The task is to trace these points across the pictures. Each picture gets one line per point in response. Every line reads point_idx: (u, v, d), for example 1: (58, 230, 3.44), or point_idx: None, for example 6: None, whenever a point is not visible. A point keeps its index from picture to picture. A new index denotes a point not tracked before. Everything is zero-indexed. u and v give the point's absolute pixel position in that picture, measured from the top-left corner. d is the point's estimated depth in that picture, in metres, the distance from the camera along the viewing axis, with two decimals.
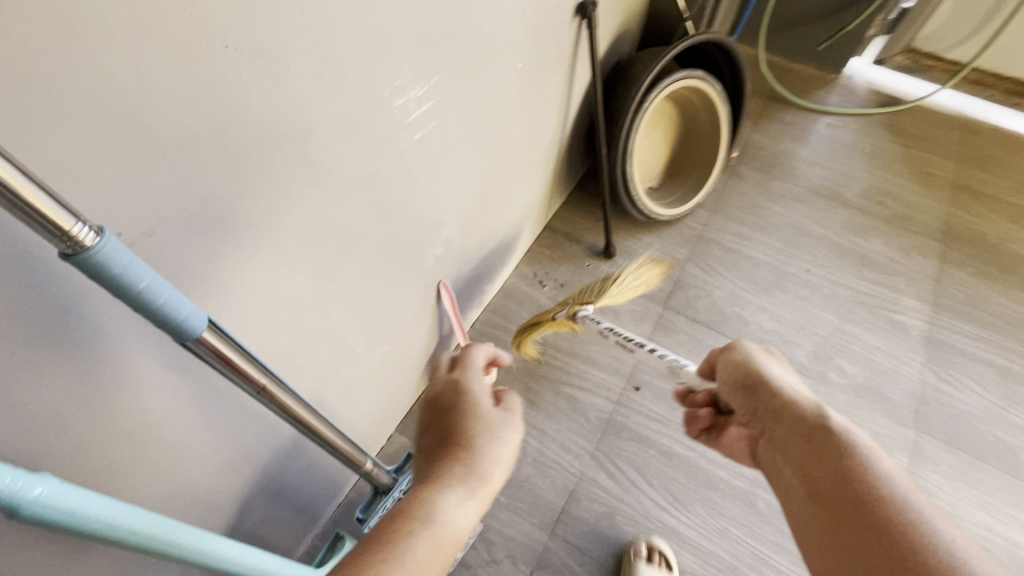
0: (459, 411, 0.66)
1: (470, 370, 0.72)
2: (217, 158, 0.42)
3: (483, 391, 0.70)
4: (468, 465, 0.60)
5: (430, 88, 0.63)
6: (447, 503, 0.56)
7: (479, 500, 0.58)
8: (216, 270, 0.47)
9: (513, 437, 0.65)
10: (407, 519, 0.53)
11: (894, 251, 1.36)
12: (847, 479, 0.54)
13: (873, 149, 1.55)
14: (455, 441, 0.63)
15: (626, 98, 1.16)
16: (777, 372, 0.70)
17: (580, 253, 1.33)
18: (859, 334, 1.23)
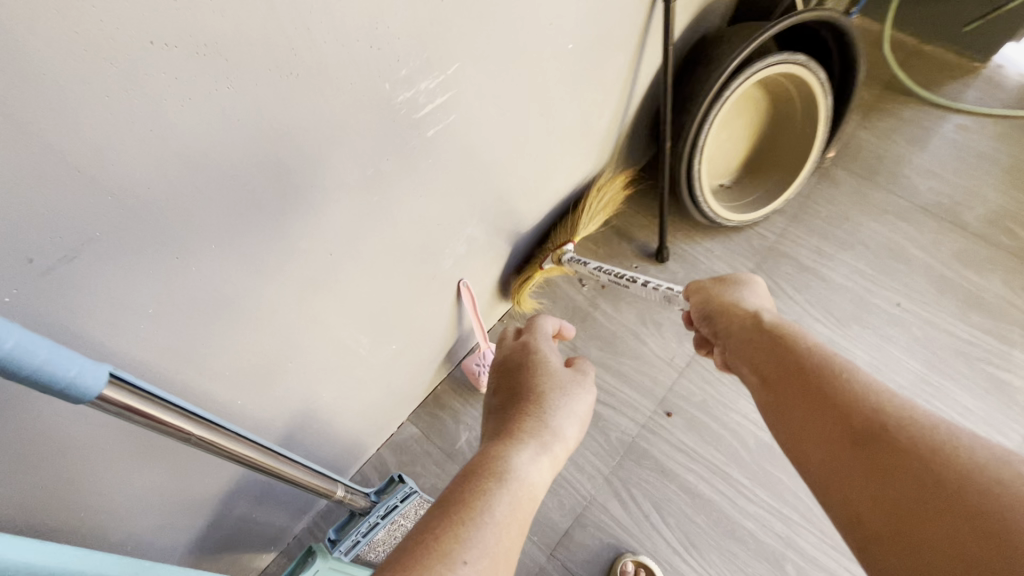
0: (530, 370, 0.63)
1: (539, 333, 0.69)
2: (156, 177, 0.36)
3: (551, 351, 0.67)
4: (540, 419, 0.56)
5: (448, 78, 0.54)
6: (522, 456, 0.51)
7: (554, 459, 0.53)
8: (168, 291, 0.43)
9: (587, 397, 0.61)
10: (481, 476, 0.47)
11: (1015, 293, 1.12)
12: (794, 368, 0.56)
13: (1012, 163, 1.27)
14: (527, 400, 0.59)
15: (705, 84, 0.99)
16: (732, 293, 0.72)
17: (628, 252, 1.21)
18: (948, 390, 1.04)
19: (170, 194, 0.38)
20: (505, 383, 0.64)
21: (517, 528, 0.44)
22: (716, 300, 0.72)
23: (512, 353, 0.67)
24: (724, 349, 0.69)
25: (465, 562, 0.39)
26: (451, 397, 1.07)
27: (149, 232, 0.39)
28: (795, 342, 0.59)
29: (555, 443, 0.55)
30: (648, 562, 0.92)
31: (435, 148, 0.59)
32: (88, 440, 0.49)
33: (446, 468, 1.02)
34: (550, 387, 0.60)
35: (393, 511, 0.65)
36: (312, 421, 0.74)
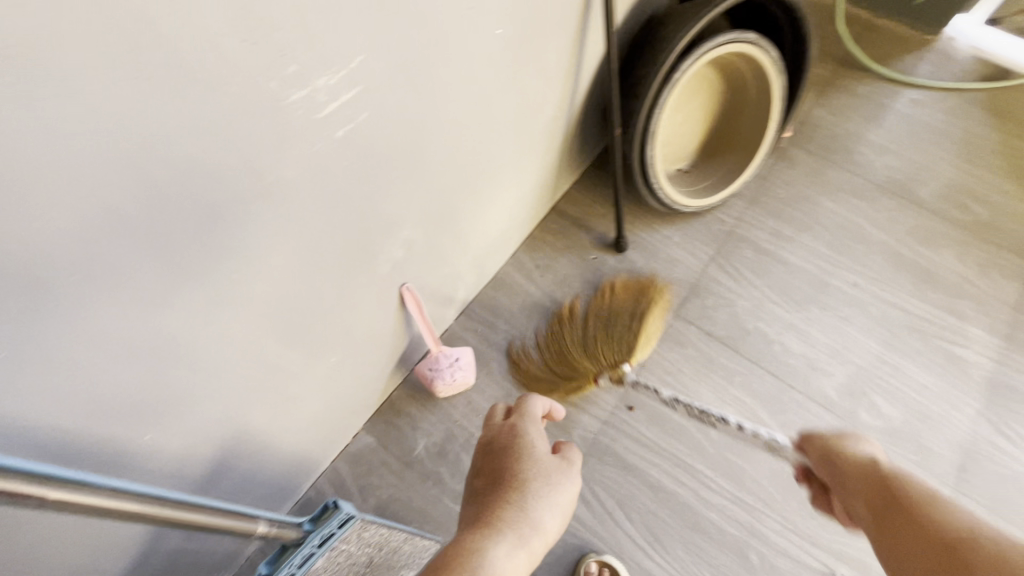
0: (515, 453, 0.59)
1: (528, 415, 0.65)
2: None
3: (539, 431, 0.63)
4: (520, 509, 0.53)
5: (353, 72, 0.49)
6: (496, 554, 0.48)
7: (532, 555, 0.51)
8: (20, 331, 0.38)
9: (574, 486, 0.58)
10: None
11: (968, 268, 1.13)
12: (923, 526, 0.47)
13: (963, 136, 1.27)
14: (509, 487, 0.55)
15: (652, 67, 0.95)
16: (853, 438, 0.62)
17: (587, 242, 1.17)
18: (906, 368, 1.04)
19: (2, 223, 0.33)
20: (486, 465, 0.60)
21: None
22: (833, 443, 0.62)
23: (497, 432, 0.63)
24: (843, 503, 0.58)
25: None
26: (407, 404, 1.03)
27: None
28: (913, 489, 0.51)
29: (534, 537, 0.52)
30: (612, 560, 0.90)
31: (348, 150, 0.54)
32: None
33: (403, 477, 0.98)
34: (535, 473, 0.57)
35: (330, 538, 0.60)
36: (247, 445, 0.69)
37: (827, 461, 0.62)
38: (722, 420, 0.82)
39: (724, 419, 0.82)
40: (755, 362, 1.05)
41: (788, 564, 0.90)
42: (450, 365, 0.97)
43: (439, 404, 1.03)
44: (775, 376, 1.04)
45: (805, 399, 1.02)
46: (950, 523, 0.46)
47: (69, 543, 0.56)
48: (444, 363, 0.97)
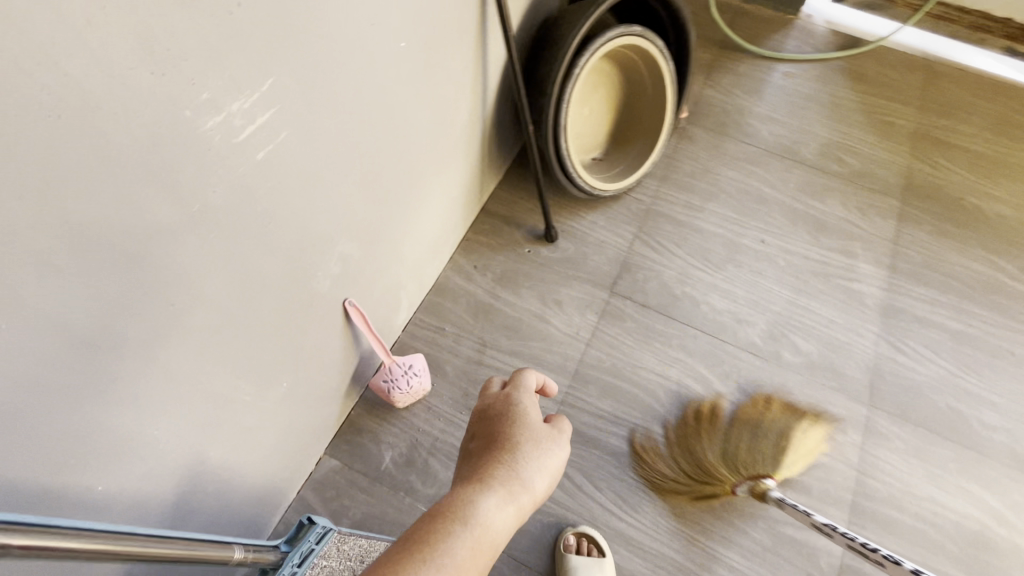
0: (509, 420, 0.63)
1: (523, 387, 0.67)
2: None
3: (534, 403, 0.66)
4: (511, 468, 0.56)
5: (266, 93, 0.50)
6: (488, 505, 0.51)
7: (520, 509, 0.54)
8: None
9: (563, 454, 0.61)
10: (446, 520, 0.48)
11: (852, 213, 1.28)
12: None
13: (831, 100, 1.44)
14: (502, 450, 0.59)
15: (553, 64, 1.02)
16: None
17: (519, 238, 1.22)
18: (815, 308, 1.17)
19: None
20: (481, 430, 0.63)
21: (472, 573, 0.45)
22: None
23: (494, 400, 0.66)
24: None
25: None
26: (367, 420, 1.03)
27: None
28: None
29: (523, 493, 0.55)
30: (588, 530, 0.95)
31: (271, 170, 0.56)
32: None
33: (374, 492, 0.98)
34: (527, 438, 0.60)
35: (309, 555, 0.60)
36: (205, 483, 0.68)
37: None
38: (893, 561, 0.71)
39: (896, 560, 0.71)
40: (688, 324, 1.14)
41: (744, 500, 0.98)
42: (405, 374, 0.98)
43: (399, 414, 1.04)
44: (706, 334, 1.13)
45: (735, 350, 1.12)
46: None
47: None
48: (398, 372, 0.97)
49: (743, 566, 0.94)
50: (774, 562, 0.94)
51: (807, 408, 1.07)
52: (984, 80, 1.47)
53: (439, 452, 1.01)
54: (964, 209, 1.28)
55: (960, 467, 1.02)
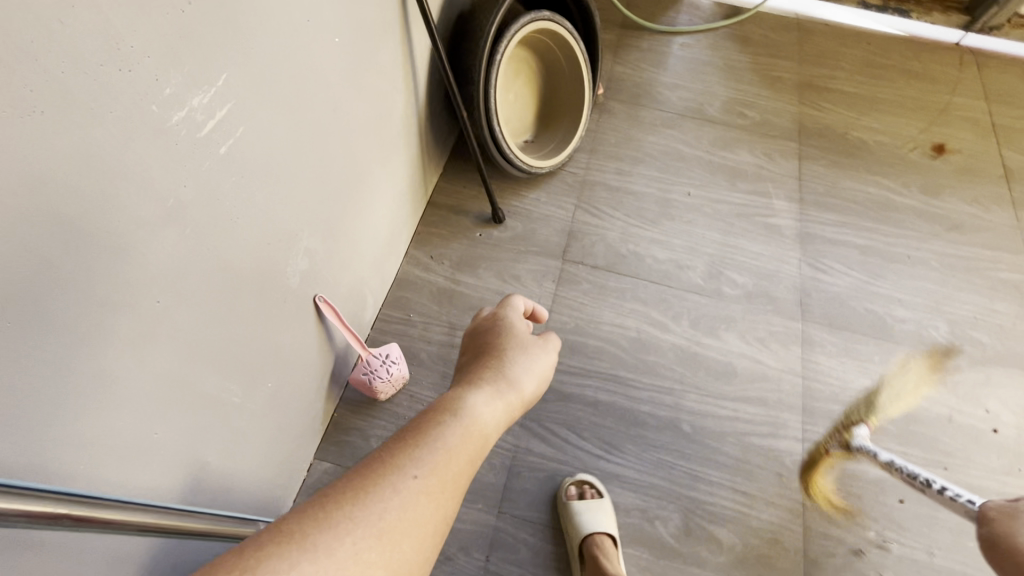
0: (496, 335, 0.67)
1: (509, 310, 0.72)
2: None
3: (520, 321, 0.71)
4: (497, 372, 0.60)
5: (222, 89, 0.54)
6: (477, 400, 0.55)
7: (508, 404, 0.58)
8: None
9: (548, 359, 0.66)
10: (438, 413, 0.52)
11: (760, 159, 1.43)
12: None
13: (726, 63, 1.60)
14: (489, 358, 0.63)
15: (475, 54, 1.09)
16: None
17: (469, 224, 1.27)
18: (743, 245, 1.30)
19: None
20: (472, 347, 0.68)
21: (462, 455, 0.49)
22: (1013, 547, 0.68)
23: (482, 322, 0.71)
24: None
25: (415, 476, 0.45)
26: (351, 418, 1.04)
27: None
28: None
29: (510, 393, 0.59)
30: (588, 477, 1.00)
31: (235, 163, 0.58)
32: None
33: None
34: (512, 348, 0.65)
35: None
36: (206, 491, 0.68)
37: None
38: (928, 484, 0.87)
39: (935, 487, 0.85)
40: (637, 277, 1.24)
41: (712, 421, 1.08)
42: (383, 364, 1.01)
43: (383, 407, 1.06)
44: (655, 283, 1.23)
45: (683, 292, 1.23)
46: None
47: None
48: (377, 363, 1.00)
49: (723, 479, 1.03)
50: (748, 470, 1.04)
51: (752, 332, 1.19)
52: (847, 32, 1.68)
53: None
54: (850, 142, 1.47)
55: (884, 357, 1.17)
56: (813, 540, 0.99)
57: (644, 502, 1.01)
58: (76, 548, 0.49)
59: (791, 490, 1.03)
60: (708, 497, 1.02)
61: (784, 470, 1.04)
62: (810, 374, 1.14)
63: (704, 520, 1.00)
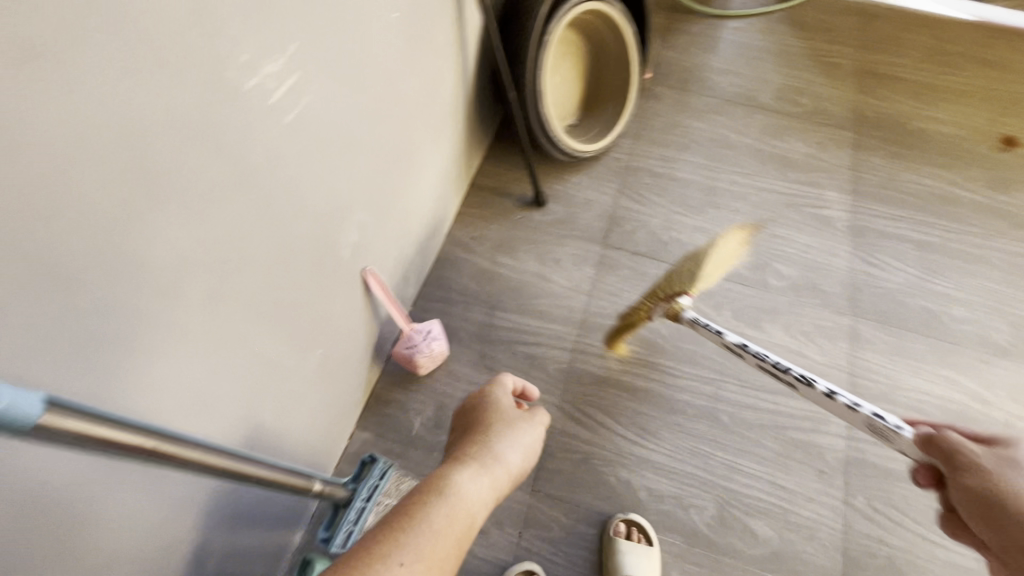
0: (481, 415, 0.69)
1: (497, 387, 0.75)
2: (6, 190, 0.34)
3: (507, 397, 0.73)
4: (483, 448, 0.61)
5: (290, 59, 0.55)
6: (463, 478, 0.55)
7: (494, 481, 0.58)
8: (68, 329, 0.41)
9: (535, 434, 0.68)
10: (424, 493, 0.52)
11: (812, 148, 1.38)
12: None
13: (780, 49, 1.55)
14: (475, 435, 0.64)
15: (525, 34, 1.08)
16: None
17: (511, 206, 1.28)
18: (792, 236, 1.26)
19: (23, 217, 0.36)
20: (459, 428, 0.69)
21: (451, 534, 0.49)
22: (991, 480, 0.61)
23: (469, 399, 0.73)
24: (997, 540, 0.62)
25: (402, 564, 0.44)
26: (392, 391, 1.07)
27: (30, 258, 0.37)
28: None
29: (496, 468, 0.59)
30: (639, 518, 0.97)
31: (300, 133, 0.60)
32: (66, 475, 0.45)
33: (409, 456, 1.02)
34: (498, 423, 0.67)
35: (375, 491, 0.67)
36: (261, 447, 0.71)
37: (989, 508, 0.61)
38: (807, 383, 0.77)
39: (809, 382, 0.77)
40: None
41: (752, 414, 1.06)
42: (424, 339, 1.03)
43: (423, 382, 1.08)
44: None
45: (726, 282, 1.20)
46: None
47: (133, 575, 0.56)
48: (418, 338, 1.02)
49: (760, 472, 1.02)
50: (789, 465, 1.02)
51: (797, 325, 1.16)
52: (913, 17, 1.59)
53: None
54: (910, 133, 1.40)
55: (938, 359, 1.12)
56: (854, 539, 0.96)
57: (678, 489, 1.01)
58: (147, 482, 0.54)
59: (833, 488, 1.00)
60: (745, 489, 1.00)
61: (826, 467, 1.02)
62: (858, 372, 1.11)
63: (739, 512, 0.99)
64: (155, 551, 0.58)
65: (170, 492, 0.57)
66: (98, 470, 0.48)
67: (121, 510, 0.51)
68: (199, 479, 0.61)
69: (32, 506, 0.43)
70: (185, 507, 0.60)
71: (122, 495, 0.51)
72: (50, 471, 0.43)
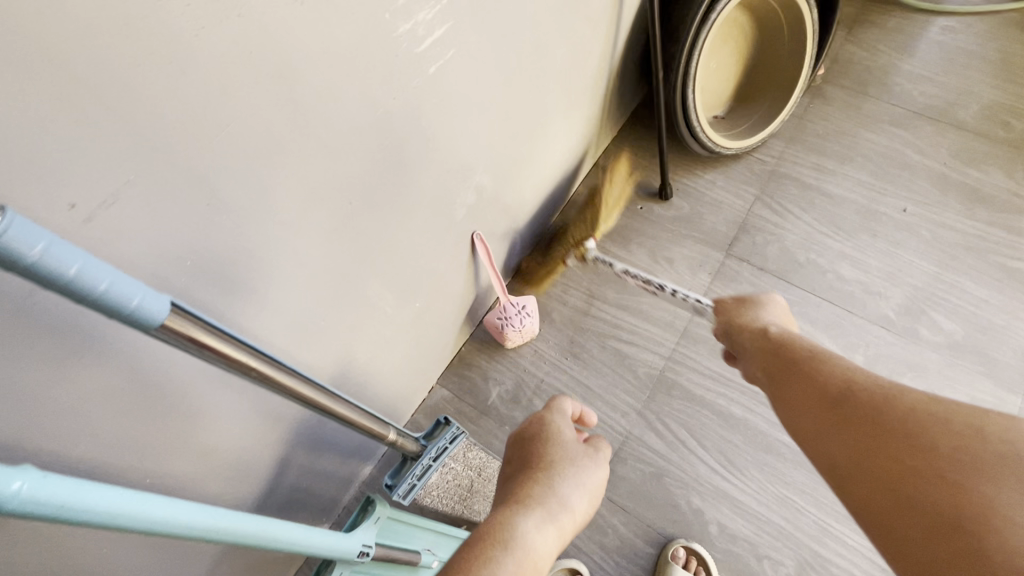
0: (542, 442, 0.63)
1: (557, 409, 0.68)
2: (171, 104, 0.36)
3: (567, 424, 0.66)
4: (547, 488, 0.57)
5: (443, 9, 0.54)
6: (527, 527, 0.52)
7: (560, 529, 0.55)
8: (206, 241, 0.44)
9: (598, 474, 0.62)
10: (487, 545, 0.49)
11: (1018, 184, 1.13)
12: (794, 360, 0.60)
13: (1001, 57, 1.27)
14: (537, 469, 0.59)
15: (688, 10, 0.98)
16: (756, 314, 0.73)
17: (632, 194, 1.20)
18: (963, 285, 1.05)
19: (183, 132, 0.38)
20: (516, 452, 0.64)
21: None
22: (729, 314, 0.77)
23: (528, 422, 0.66)
24: (745, 365, 0.69)
25: None
26: (476, 356, 1.08)
27: (184, 172, 0.40)
28: (790, 341, 0.63)
29: (562, 513, 0.55)
30: (700, 549, 0.90)
31: (439, 87, 0.60)
32: (185, 372, 0.50)
33: (481, 424, 1.03)
34: (562, 458, 0.61)
35: (443, 453, 0.68)
36: (349, 383, 0.75)
37: (730, 335, 0.74)
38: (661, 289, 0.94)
39: (662, 288, 0.93)
40: (810, 291, 1.08)
41: None
42: (518, 313, 1.01)
43: (507, 355, 1.07)
44: (831, 303, 1.06)
45: (863, 322, 1.04)
46: (827, 360, 0.57)
47: (225, 469, 0.62)
48: (512, 311, 1.01)
49: (857, 544, 0.89)
50: None
51: (946, 391, 0.97)
52: None
53: (544, 394, 1.04)
54: None
55: None
56: None
57: (755, 535, 0.91)
58: (249, 392, 0.58)
59: None
60: (834, 556, 0.88)
61: None
62: None
63: None
64: (243, 454, 0.63)
65: (266, 406, 0.62)
66: (210, 375, 0.52)
67: (223, 412, 0.56)
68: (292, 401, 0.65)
69: (154, 391, 0.48)
70: (276, 423, 0.65)
71: (227, 400, 0.56)
72: (170, 365, 0.48)
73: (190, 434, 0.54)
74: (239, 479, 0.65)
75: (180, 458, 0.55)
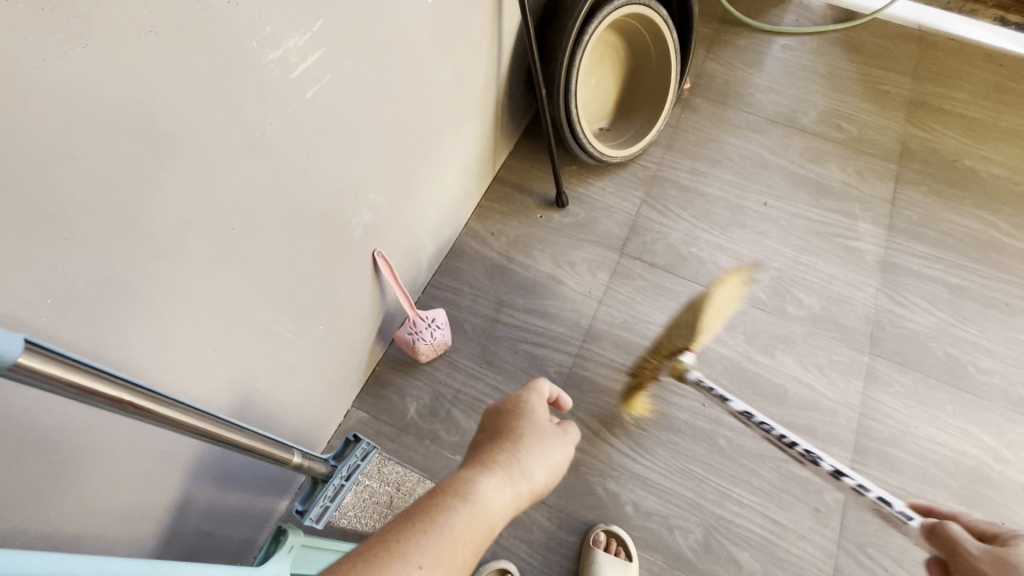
0: (513, 418, 0.64)
1: (536, 392, 0.68)
2: (9, 136, 0.35)
3: (542, 405, 0.67)
4: (512, 454, 0.58)
5: (315, 35, 0.56)
6: (487, 485, 0.53)
7: (517, 495, 0.55)
8: (66, 276, 0.42)
9: (564, 452, 0.63)
10: (445, 496, 0.50)
11: (850, 176, 1.33)
12: None
13: (829, 70, 1.49)
14: (504, 439, 0.61)
15: (562, 34, 1.07)
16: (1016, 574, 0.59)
17: (532, 204, 1.27)
18: (817, 265, 1.22)
19: (26, 163, 0.37)
20: (489, 426, 0.65)
21: (468, 545, 0.48)
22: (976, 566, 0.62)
23: (506, 399, 0.67)
24: None
25: (419, 568, 0.43)
26: (392, 374, 1.08)
27: (35, 209, 0.38)
28: None
29: (523, 481, 0.57)
30: (619, 530, 0.96)
31: (318, 109, 0.61)
32: (58, 420, 0.46)
33: (401, 441, 1.02)
34: (529, 431, 0.62)
35: (355, 470, 0.69)
36: (252, 414, 0.73)
37: None
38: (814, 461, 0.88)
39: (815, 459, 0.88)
40: (695, 281, 1.20)
41: (752, 441, 1.03)
42: (428, 327, 1.03)
43: (422, 369, 1.08)
44: (714, 291, 1.19)
45: (740, 305, 1.17)
46: None
47: (114, 524, 0.57)
48: (422, 326, 1.02)
49: (753, 502, 0.99)
50: (784, 498, 0.99)
51: (811, 357, 1.12)
52: (975, 50, 1.52)
53: (462, 404, 1.06)
54: (957, 170, 1.33)
55: (957, 409, 1.07)
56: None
57: (665, 508, 0.99)
58: (138, 435, 0.55)
59: (826, 528, 0.97)
60: (734, 516, 0.98)
61: (822, 506, 0.98)
62: (866, 411, 1.07)
63: (725, 539, 0.96)
64: (136, 504, 0.59)
65: (158, 447, 0.58)
66: (88, 419, 0.49)
67: (108, 459, 0.53)
68: (186, 438, 0.62)
69: (18, 443, 0.44)
70: (171, 465, 0.61)
71: (108, 446, 0.52)
72: (41, 414, 0.45)
73: (70, 488, 0.50)
74: (132, 531, 0.60)
75: (60, 516, 0.50)
